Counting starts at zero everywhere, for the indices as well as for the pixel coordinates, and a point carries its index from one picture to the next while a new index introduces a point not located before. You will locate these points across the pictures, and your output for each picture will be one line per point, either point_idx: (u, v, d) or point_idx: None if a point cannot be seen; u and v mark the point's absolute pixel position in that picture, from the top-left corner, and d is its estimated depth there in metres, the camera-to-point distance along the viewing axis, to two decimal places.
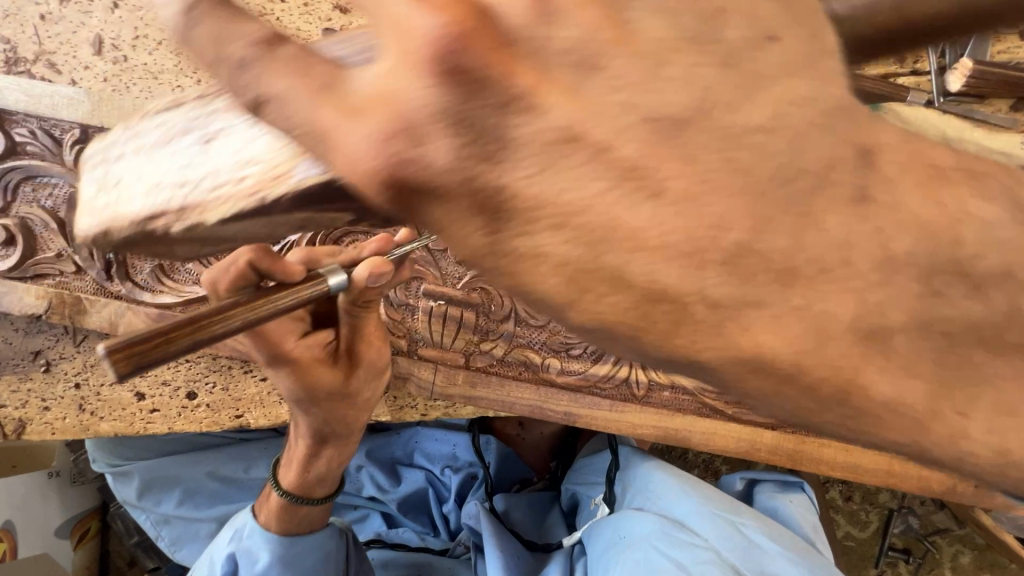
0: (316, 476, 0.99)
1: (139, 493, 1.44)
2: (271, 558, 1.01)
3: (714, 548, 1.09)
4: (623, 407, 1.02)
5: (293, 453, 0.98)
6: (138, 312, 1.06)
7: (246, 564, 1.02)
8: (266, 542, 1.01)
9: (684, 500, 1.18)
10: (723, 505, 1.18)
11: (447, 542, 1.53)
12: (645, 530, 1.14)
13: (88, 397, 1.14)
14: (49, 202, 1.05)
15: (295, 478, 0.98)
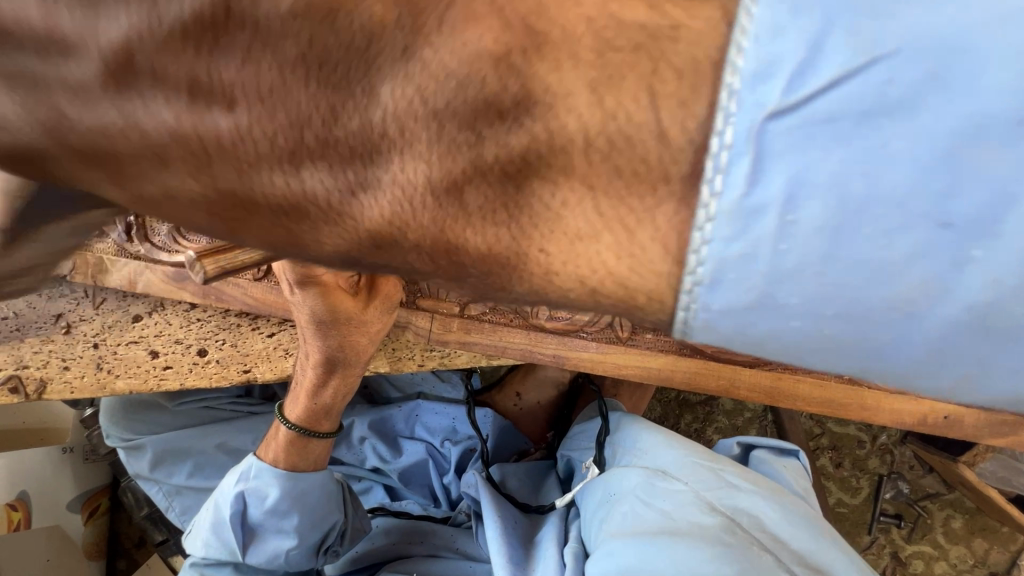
0: (321, 412, 1.15)
1: (152, 464, 1.50)
2: (279, 492, 1.13)
3: (691, 490, 1.00)
4: (608, 349, 1.08)
5: (313, 395, 1.13)
6: (155, 271, 1.16)
7: (256, 500, 1.15)
8: (274, 477, 1.14)
9: (666, 451, 1.10)
10: (704, 453, 1.08)
11: (448, 511, 1.54)
12: (627, 484, 1.07)
13: (105, 356, 1.18)
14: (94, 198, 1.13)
15: (302, 408, 1.14)
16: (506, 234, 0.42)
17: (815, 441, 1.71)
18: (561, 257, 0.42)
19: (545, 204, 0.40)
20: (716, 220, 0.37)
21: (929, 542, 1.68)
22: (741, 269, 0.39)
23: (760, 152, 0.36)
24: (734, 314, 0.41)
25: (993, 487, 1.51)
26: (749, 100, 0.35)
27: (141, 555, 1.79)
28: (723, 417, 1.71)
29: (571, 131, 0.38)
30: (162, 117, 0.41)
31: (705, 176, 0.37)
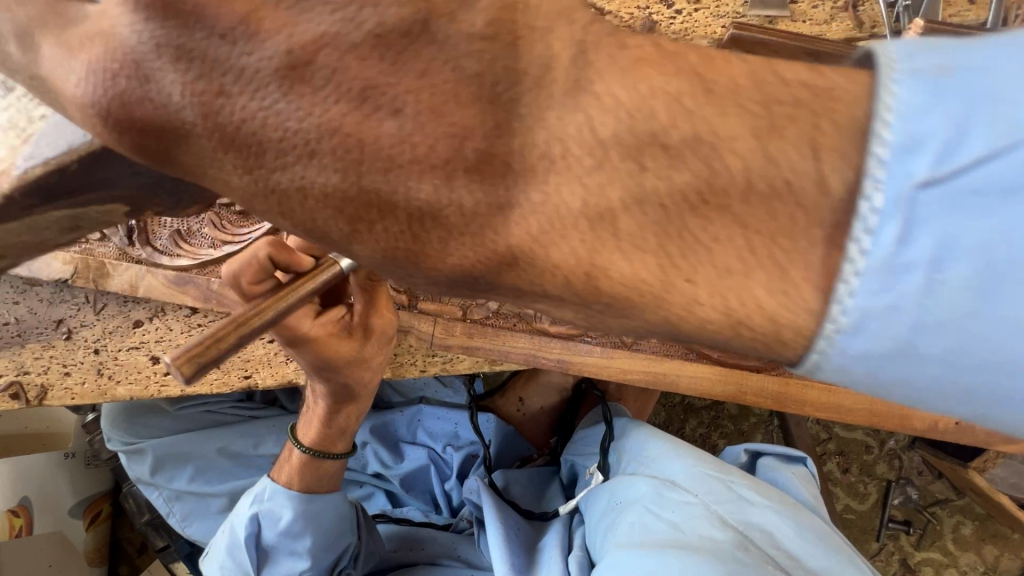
0: (329, 429, 1.12)
1: (152, 469, 1.49)
2: (293, 514, 1.12)
3: (703, 504, 0.98)
4: (613, 354, 1.06)
5: (319, 409, 1.11)
6: (157, 274, 1.13)
7: (269, 521, 1.14)
8: (288, 499, 1.13)
9: (677, 462, 1.08)
10: (715, 464, 1.05)
11: (450, 518, 1.53)
12: (636, 495, 1.06)
13: (106, 362, 1.18)
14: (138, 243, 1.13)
15: (316, 431, 1.12)
16: (651, 264, 0.38)
17: (822, 446, 1.69)
18: (685, 259, 0.38)
19: (695, 236, 0.38)
20: (863, 276, 0.35)
21: (939, 549, 1.66)
22: (888, 323, 0.35)
23: (909, 217, 0.34)
24: (870, 362, 0.37)
25: (1003, 493, 1.49)
26: (902, 167, 0.34)
27: (143, 561, 1.78)
28: (729, 422, 1.69)
29: (738, 172, 0.37)
30: (262, 101, 0.40)
31: (855, 232, 0.35)
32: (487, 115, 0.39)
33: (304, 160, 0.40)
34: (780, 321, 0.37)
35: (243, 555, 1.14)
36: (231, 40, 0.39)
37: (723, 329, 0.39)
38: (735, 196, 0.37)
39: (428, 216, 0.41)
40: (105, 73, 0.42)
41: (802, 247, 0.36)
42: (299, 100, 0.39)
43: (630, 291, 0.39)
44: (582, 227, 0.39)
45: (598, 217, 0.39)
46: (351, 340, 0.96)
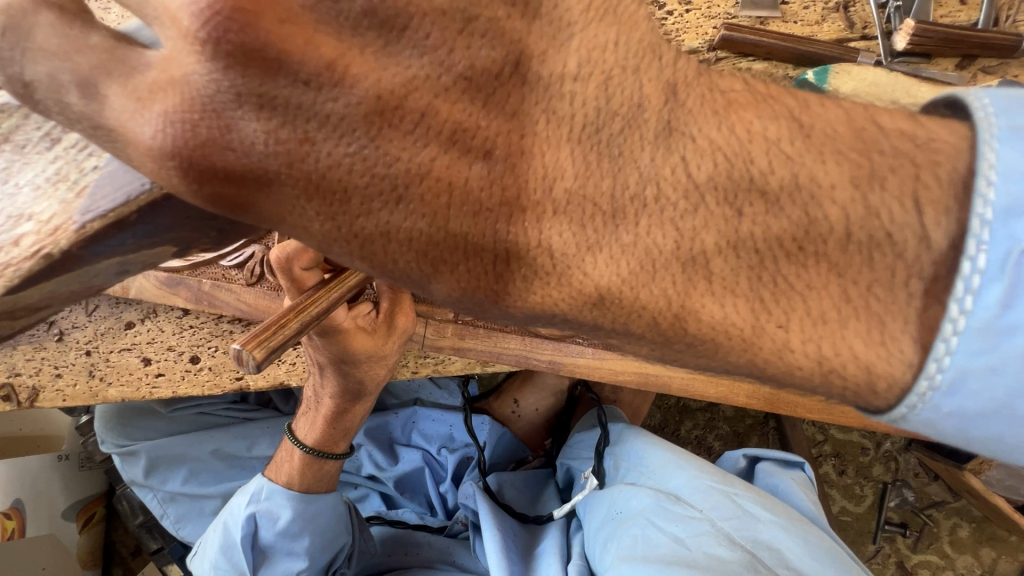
0: (325, 429, 1.11)
1: (146, 471, 1.48)
2: (291, 515, 1.12)
3: (708, 520, 0.97)
4: (604, 355, 1.06)
5: (320, 412, 1.11)
6: (149, 276, 1.13)
7: (267, 522, 1.13)
8: (286, 499, 1.12)
9: (679, 474, 1.06)
10: (718, 475, 1.03)
11: (444, 520, 1.51)
12: (638, 505, 1.04)
13: (98, 363, 1.18)
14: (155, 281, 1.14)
15: (319, 434, 1.12)
16: (746, 307, 0.43)
17: (818, 448, 1.69)
18: (758, 283, 0.43)
19: (791, 280, 0.43)
20: (963, 334, 0.39)
21: (935, 551, 1.65)
22: (986, 379, 0.40)
23: (1014, 280, 0.38)
24: (963, 418, 0.42)
25: (998, 495, 1.48)
26: (1001, 234, 0.38)
27: (137, 563, 1.77)
28: (725, 424, 1.69)
29: (832, 222, 0.42)
30: (351, 153, 0.42)
31: (955, 294, 0.39)
32: (593, 162, 0.44)
33: (393, 208, 0.43)
34: (872, 364, 0.41)
35: (237, 556, 1.12)
36: (316, 87, 0.40)
37: (814, 375, 0.43)
38: (833, 243, 0.42)
39: (534, 261, 0.46)
40: (183, 125, 0.40)
41: (822, 279, 0.42)
42: (386, 146, 0.42)
43: (675, 314, 0.45)
44: (672, 271, 0.44)
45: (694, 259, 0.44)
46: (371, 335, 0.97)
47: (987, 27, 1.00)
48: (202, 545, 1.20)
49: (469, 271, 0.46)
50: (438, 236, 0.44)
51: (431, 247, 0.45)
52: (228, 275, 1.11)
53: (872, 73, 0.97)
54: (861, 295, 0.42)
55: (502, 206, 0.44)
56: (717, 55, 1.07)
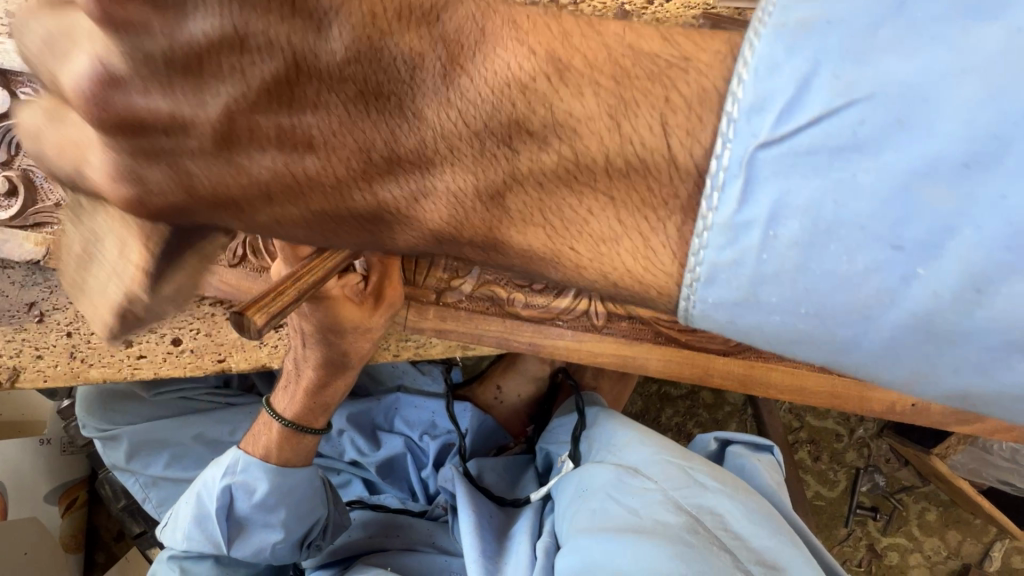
0: (305, 405, 1.14)
1: (127, 456, 1.49)
2: (268, 486, 1.13)
3: (661, 489, 0.99)
4: (583, 337, 1.08)
5: (301, 385, 1.13)
6: None
7: (243, 493, 1.14)
8: (263, 471, 1.13)
9: (640, 449, 1.09)
10: (677, 451, 1.07)
11: (425, 505, 1.53)
12: (600, 480, 1.06)
13: (79, 345, 1.18)
14: None
15: (300, 407, 1.15)
16: (541, 226, 0.47)
17: (794, 435, 1.73)
18: (562, 225, 0.46)
19: (571, 209, 0.45)
20: (711, 229, 0.41)
21: (904, 534, 1.70)
22: (733, 272, 0.42)
23: (749, 178, 0.40)
24: (728, 311, 0.44)
25: (963, 478, 1.53)
26: (744, 130, 0.39)
27: (120, 548, 1.77)
28: (704, 411, 1.73)
29: (605, 131, 0.43)
30: (176, 96, 0.44)
31: (705, 192, 0.41)
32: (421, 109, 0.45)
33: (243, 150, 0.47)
34: (639, 274, 0.45)
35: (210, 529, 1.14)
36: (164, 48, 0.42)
37: (607, 276, 0.47)
38: (602, 166, 0.44)
39: (380, 212, 0.50)
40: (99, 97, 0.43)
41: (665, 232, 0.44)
42: (227, 100, 0.44)
43: (527, 256, 0.49)
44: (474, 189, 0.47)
45: (508, 178, 0.46)
46: (359, 307, 1.01)
47: None
48: (173, 516, 1.21)
49: (322, 214, 0.50)
50: (292, 181, 0.48)
51: (277, 190, 0.48)
52: None
53: None
54: (638, 196, 0.43)
55: (344, 160, 0.47)
56: None
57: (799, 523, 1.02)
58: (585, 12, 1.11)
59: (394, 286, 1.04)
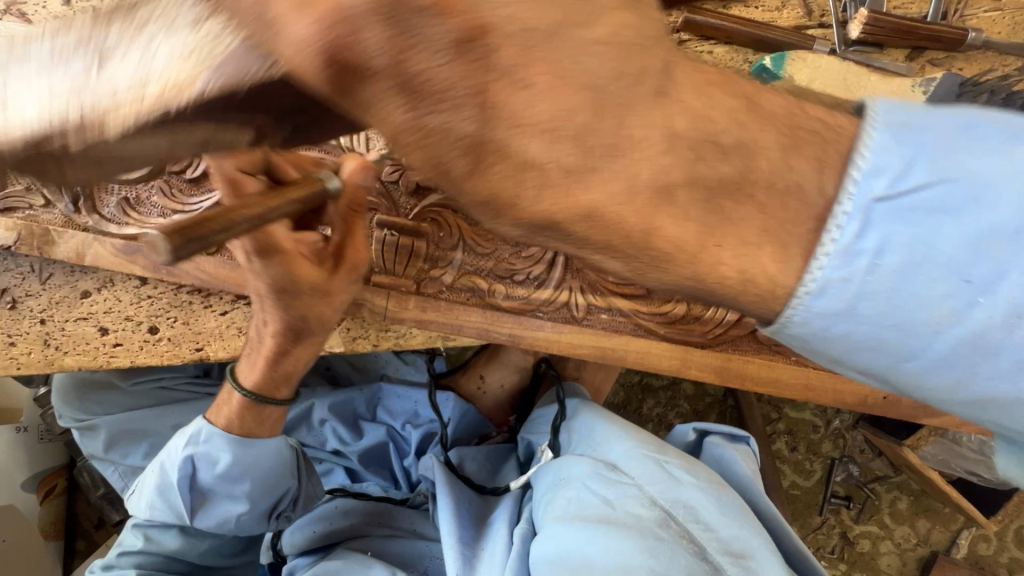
0: (262, 373, 1.07)
1: (106, 446, 1.48)
2: (231, 459, 1.12)
3: (637, 485, 1.00)
4: (563, 328, 1.09)
5: (259, 355, 1.07)
6: (104, 243, 1.09)
7: (205, 464, 1.13)
8: (225, 443, 1.12)
9: (618, 443, 1.10)
10: (655, 446, 1.07)
11: (407, 493, 1.53)
12: (577, 472, 1.07)
13: (53, 332, 1.17)
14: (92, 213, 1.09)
15: (257, 378, 1.08)
16: (698, 229, 0.49)
17: (772, 426, 1.76)
18: (772, 225, 0.48)
19: (736, 209, 0.48)
20: (829, 254, 0.48)
21: (876, 522, 1.75)
22: (841, 289, 0.48)
23: (866, 219, 0.47)
24: (830, 322, 0.50)
25: (933, 469, 1.57)
26: (862, 184, 0.47)
27: (101, 536, 1.76)
28: (685, 402, 1.75)
29: (765, 166, 0.48)
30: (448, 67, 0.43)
31: (827, 227, 0.48)
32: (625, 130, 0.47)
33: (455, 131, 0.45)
34: (771, 278, 0.49)
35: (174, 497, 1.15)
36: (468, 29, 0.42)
37: (741, 278, 0.50)
38: (761, 189, 0.48)
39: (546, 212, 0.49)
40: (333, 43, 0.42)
41: (795, 235, 0.48)
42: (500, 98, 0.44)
43: (684, 251, 0.49)
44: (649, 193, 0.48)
45: (721, 197, 0.49)
46: (315, 268, 0.93)
47: (936, 19, 1.04)
48: (139, 482, 1.22)
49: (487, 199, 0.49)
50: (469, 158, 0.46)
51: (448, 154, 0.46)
52: None
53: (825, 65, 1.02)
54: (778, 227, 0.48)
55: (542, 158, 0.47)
56: (680, 38, 1.09)
57: (769, 509, 1.03)
58: None
59: (358, 248, 0.96)
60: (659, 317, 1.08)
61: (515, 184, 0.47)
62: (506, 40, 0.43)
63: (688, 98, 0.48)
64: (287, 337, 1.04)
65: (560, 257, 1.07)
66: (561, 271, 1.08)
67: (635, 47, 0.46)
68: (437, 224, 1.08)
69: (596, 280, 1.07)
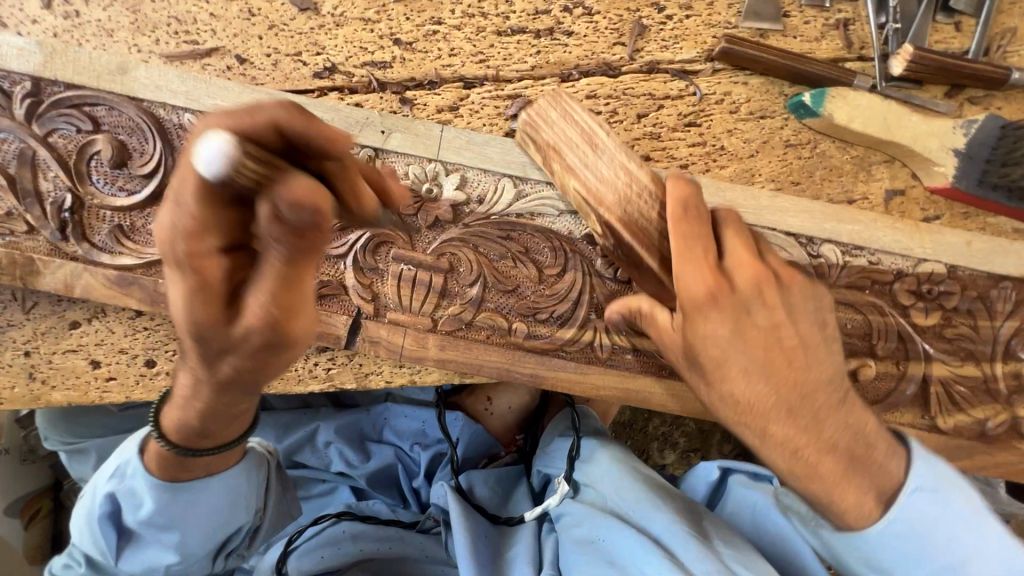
0: (188, 424, 0.85)
1: (96, 472, 1.39)
2: (155, 505, 0.96)
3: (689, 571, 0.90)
4: (587, 369, 1.04)
5: (180, 394, 0.82)
6: (95, 273, 1.01)
7: (130, 503, 0.97)
8: (149, 486, 0.95)
9: (659, 515, 1.02)
10: (699, 525, 0.99)
11: (417, 513, 1.53)
12: (619, 542, 0.99)
13: (38, 365, 1.08)
14: (84, 241, 1.01)
15: (174, 421, 0.86)
16: (829, 466, 0.73)
17: None
18: (856, 460, 0.74)
19: (857, 449, 0.74)
20: (888, 522, 0.75)
21: None
22: (880, 538, 0.75)
23: (909, 503, 0.75)
24: (869, 547, 0.76)
25: None
26: (916, 481, 0.76)
27: None
28: (691, 421, 1.73)
29: (869, 440, 0.75)
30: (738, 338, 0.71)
31: (891, 508, 0.75)
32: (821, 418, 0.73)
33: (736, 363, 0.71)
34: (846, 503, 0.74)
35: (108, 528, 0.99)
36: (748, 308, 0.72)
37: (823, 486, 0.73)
38: (856, 451, 0.74)
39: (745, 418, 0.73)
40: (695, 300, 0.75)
41: (856, 502, 0.75)
42: (777, 379, 0.71)
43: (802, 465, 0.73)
44: (815, 442, 0.72)
45: (858, 444, 0.74)
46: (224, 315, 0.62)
47: (977, 56, 1.01)
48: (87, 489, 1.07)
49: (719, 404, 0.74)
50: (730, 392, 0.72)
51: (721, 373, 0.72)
52: None
53: (866, 103, 0.99)
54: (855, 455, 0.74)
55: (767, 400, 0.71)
56: (715, 66, 1.05)
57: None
58: (600, 24, 1.04)
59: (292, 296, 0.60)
60: None
61: (744, 404, 0.72)
62: (769, 308, 0.72)
63: (828, 357, 0.74)
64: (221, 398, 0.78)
65: (586, 296, 1.03)
66: (586, 309, 1.04)
67: (820, 333, 0.75)
68: (458, 259, 1.03)
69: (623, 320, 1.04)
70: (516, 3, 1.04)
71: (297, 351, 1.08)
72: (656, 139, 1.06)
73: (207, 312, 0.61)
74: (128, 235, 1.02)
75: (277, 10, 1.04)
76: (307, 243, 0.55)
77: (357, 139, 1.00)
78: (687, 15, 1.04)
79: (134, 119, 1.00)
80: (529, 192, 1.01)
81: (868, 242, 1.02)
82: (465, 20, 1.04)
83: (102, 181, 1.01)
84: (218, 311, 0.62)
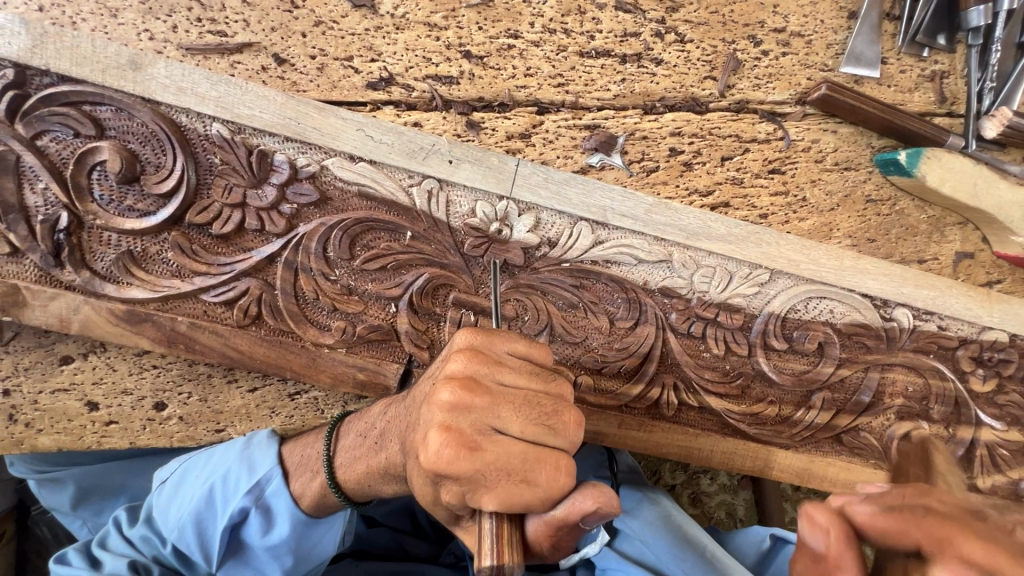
0: (366, 475, 0.80)
1: (73, 504, 1.19)
2: (284, 536, 0.87)
3: None
4: (652, 426, 0.99)
5: (370, 440, 0.81)
6: (99, 307, 0.85)
7: (256, 525, 0.87)
8: (291, 515, 0.87)
9: None
10: None
11: (435, 549, 1.36)
12: None
13: (21, 406, 0.92)
14: (83, 267, 0.85)
15: (357, 470, 0.81)
16: None
17: None
18: None
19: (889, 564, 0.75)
20: None
21: None
22: None
23: None
24: None
25: None
26: None
27: None
28: None
29: None
30: None
31: None
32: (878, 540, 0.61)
33: None
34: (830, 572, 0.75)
35: (200, 537, 0.87)
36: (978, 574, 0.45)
37: None
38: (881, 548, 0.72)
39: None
40: None
41: None
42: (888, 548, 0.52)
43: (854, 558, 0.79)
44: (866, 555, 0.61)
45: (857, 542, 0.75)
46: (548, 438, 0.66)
47: None
48: (172, 481, 0.93)
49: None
50: None
51: None
52: (211, 313, 0.89)
53: (957, 167, 0.95)
54: None
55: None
56: (807, 111, 0.98)
57: None
58: (692, 54, 0.95)
59: (467, 484, 0.63)
60: (748, 414, 1.01)
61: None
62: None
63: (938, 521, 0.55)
64: (377, 467, 0.78)
65: (657, 350, 0.97)
66: (655, 362, 0.97)
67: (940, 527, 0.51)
68: (524, 305, 0.93)
69: (693, 377, 0.99)
70: (602, 23, 0.93)
71: (334, 396, 0.99)
72: (738, 184, 0.98)
73: (455, 450, 0.63)
74: (139, 263, 0.86)
75: (326, 4, 0.88)
76: (547, 405, 0.67)
77: (420, 168, 0.88)
78: (782, 55, 0.97)
79: (149, 126, 0.83)
80: (606, 238, 0.93)
81: (938, 307, 1.02)
82: (544, 37, 0.92)
83: (106, 198, 0.84)
84: (465, 449, 0.63)
